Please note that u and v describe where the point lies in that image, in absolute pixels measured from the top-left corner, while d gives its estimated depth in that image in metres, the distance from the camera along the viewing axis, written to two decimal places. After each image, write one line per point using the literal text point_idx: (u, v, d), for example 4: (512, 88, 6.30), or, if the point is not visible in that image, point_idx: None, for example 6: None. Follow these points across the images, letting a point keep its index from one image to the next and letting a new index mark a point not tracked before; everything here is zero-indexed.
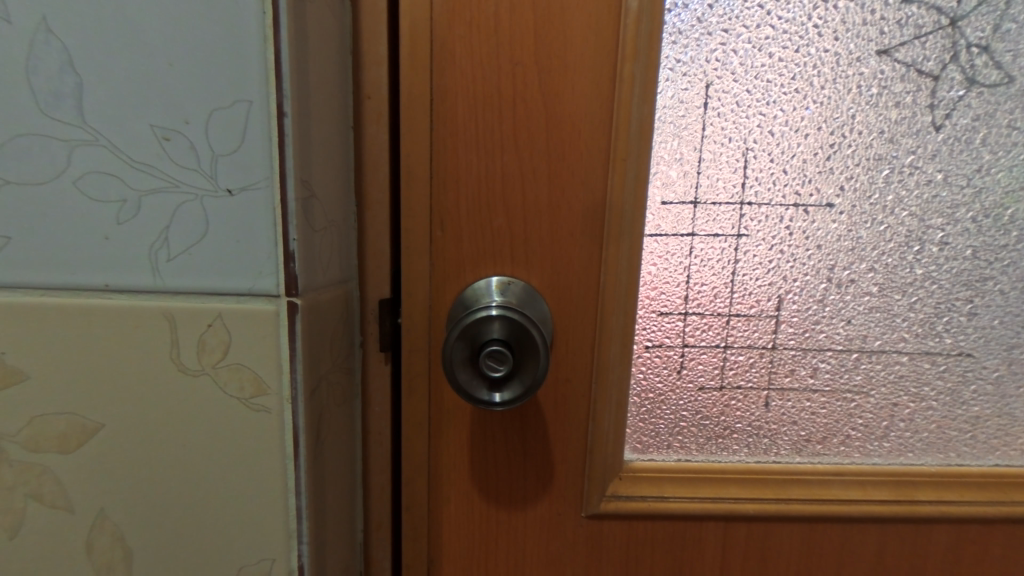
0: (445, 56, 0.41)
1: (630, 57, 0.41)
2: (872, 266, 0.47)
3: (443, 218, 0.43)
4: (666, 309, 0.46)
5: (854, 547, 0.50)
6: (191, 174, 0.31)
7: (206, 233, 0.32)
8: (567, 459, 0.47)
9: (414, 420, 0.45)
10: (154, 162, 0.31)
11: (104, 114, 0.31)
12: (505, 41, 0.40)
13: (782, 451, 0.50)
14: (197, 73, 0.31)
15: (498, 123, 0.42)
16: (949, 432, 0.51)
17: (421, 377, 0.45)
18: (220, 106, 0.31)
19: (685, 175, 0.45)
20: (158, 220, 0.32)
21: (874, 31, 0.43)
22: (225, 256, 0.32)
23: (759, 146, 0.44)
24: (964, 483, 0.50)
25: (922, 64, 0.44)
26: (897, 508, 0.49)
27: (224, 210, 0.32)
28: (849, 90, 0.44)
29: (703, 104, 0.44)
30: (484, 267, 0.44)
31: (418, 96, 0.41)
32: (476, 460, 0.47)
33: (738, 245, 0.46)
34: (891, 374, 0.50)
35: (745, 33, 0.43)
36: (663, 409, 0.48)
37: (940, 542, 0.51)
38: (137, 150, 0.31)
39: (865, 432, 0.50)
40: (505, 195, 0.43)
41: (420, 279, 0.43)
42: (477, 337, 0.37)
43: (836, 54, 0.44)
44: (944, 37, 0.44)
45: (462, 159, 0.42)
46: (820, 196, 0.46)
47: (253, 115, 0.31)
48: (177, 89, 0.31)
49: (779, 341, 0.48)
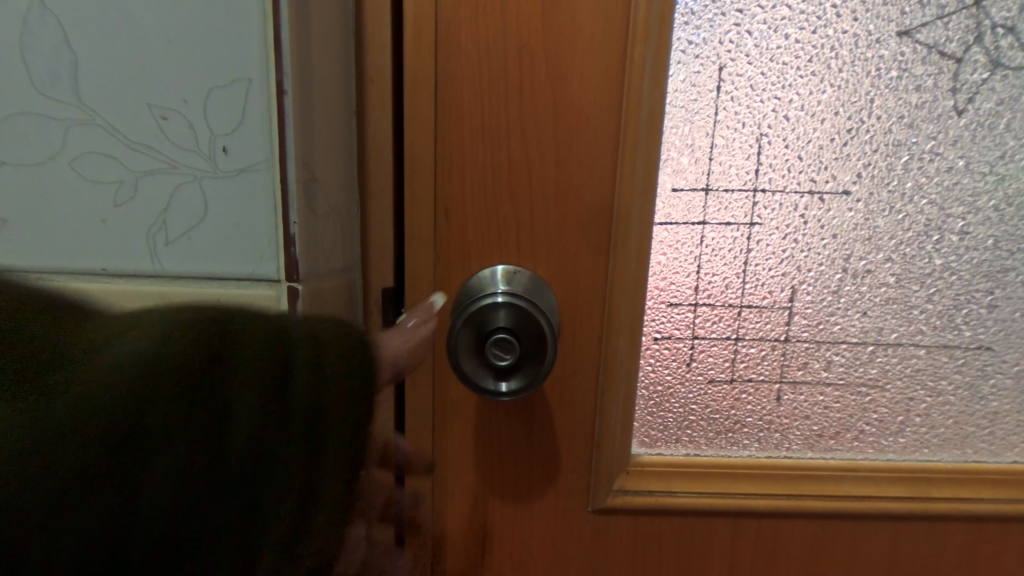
0: (450, 37, 0.39)
1: (640, 38, 0.39)
2: (889, 256, 0.46)
3: (448, 206, 0.42)
4: (676, 300, 0.45)
5: (866, 545, 0.49)
6: (189, 156, 0.31)
7: (206, 216, 0.32)
8: (574, 452, 0.46)
9: (419, 412, 0.45)
10: (152, 143, 0.31)
11: (103, 94, 0.31)
12: (512, 21, 0.39)
13: (793, 446, 0.49)
14: (195, 53, 0.30)
15: (504, 107, 0.40)
16: (966, 428, 0.50)
17: (425, 369, 0.44)
18: (219, 86, 0.31)
19: (696, 162, 0.43)
20: (157, 203, 0.32)
21: (894, 11, 0.42)
22: (225, 240, 0.32)
23: (773, 131, 0.43)
24: (982, 480, 0.49)
25: (945, 45, 0.42)
26: (914, 506, 0.48)
27: (223, 193, 0.32)
28: (868, 73, 0.43)
29: (716, 88, 0.42)
30: (490, 257, 0.43)
31: (422, 80, 0.40)
32: (481, 454, 0.46)
33: (751, 234, 0.45)
34: (908, 368, 0.48)
35: (760, 13, 0.41)
36: (672, 402, 0.47)
37: (956, 541, 0.49)
38: (135, 131, 0.31)
39: (879, 427, 0.49)
40: (511, 181, 0.42)
41: (424, 268, 0.43)
42: (483, 326, 0.36)
43: (855, 35, 0.42)
44: (968, 17, 0.42)
45: (467, 145, 0.41)
46: (836, 183, 0.44)
47: (251, 96, 0.31)
48: (174, 69, 0.31)
49: (791, 333, 0.47)
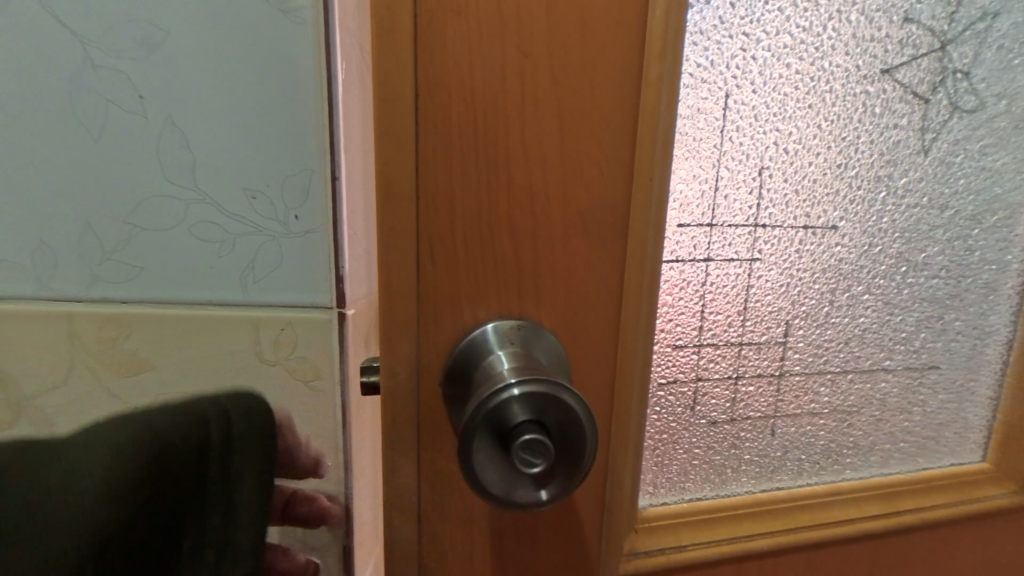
0: (435, 39, 0.32)
1: (655, 58, 0.35)
2: (868, 288, 0.47)
3: (435, 244, 0.35)
4: (681, 341, 0.43)
5: (856, 568, 0.50)
6: (272, 221, 0.55)
7: (282, 254, 0.56)
8: (585, 522, 0.41)
9: (404, 499, 0.37)
10: (245, 214, 0.55)
11: (222, 185, 0.54)
12: (510, 23, 0.33)
13: (786, 476, 0.50)
14: (281, 157, 0.55)
15: (502, 124, 0.34)
16: (924, 442, 0.53)
17: (411, 451, 0.37)
18: (294, 176, 0.55)
19: (703, 195, 0.41)
20: (252, 248, 0.56)
21: (879, 48, 0.41)
22: (295, 265, 0.57)
23: (775, 164, 0.42)
24: (945, 492, 0.52)
25: (917, 86, 0.43)
26: (890, 525, 0.49)
27: (291, 236, 0.56)
28: (857, 108, 0.42)
29: (722, 116, 0.40)
30: (489, 303, 0.37)
31: (402, 92, 0.32)
32: (477, 539, 0.39)
33: (752, 271, 0.43)
34: (879, 392, 0.50)
35: (764, 39, 0.39)
36: (677, 449, 0.46)
37: (927, 552, 0.52)
38: (234, 205, 0.55)
39: (856, 450, 0.51)
40: (510, 213, 0.36)
41: (409, 318, 0.36)
42: (502, 424, 0.28)
43: (846, 69, 0.41)
44: (935, 62, 0.43)
45: (458, 169, 0.34)
46: (826, 218, 0.44)
47: (312, 182, 0.55)
48: (269, 170, 0.55)
49: (786, 367, 0.47)
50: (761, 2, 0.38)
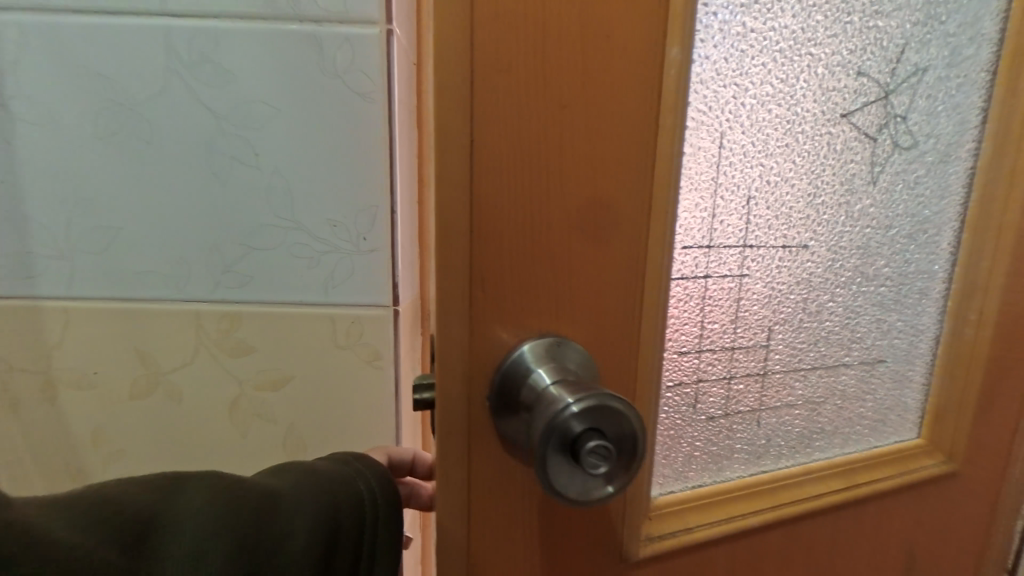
0: (478, 78, 0.33)
1: (671, 107, 0.37)
2: (832, 295, 0.51)
3: (483, 277, 0.36)
4: (685, 348, 0.45)
5: (845, 531, 0.54)
6: (343, 231, 0.56)
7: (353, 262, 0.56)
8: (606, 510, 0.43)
9: (451, 504, 0.39)
10: (319, 222, 0.55)
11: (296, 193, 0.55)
12: (545, 62, 0.34)
13: (771, 459, 0.52)
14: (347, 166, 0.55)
15: (540, 157, 0.35)
16: (880, 430, 0.57)
17: (458, 463, 0.38)
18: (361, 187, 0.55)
19: (702, 222, 0.42)
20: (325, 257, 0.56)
21: (839, 96, 0.45)
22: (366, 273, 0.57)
23: (760, 195, 0.44)
24: (917, 459, 0.57)
25: (867, 127, 0.47)
26: (872, 488, 0.54)
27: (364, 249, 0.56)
28: (823, 147, 0.46)
29: (718, 153, 0.41)
30: (526, 331, 0.38)
31: (447, 133, 0.33)
32: (521, 540, 0.41)
33: (742, 285, 0.46)
34: (840, 384, 0.54)
35: (751, 89, 0.41)
36: (682, 443, 0.47)
37: (905, 511, 0.57)
38: (309, 212, 0.55)
39: (829, 434, 0.55)
40: (550, 241, 0.37)
41: (455, 349, 0.36)
42: (563, 434, 0.31)
43: (815, 114, 0.44)
44: (880, 106, 0.48)
45: (502, 202, 0.35)
46: (799, 238, 0.47)
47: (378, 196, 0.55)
48: (340, 178, 0.55)
49: (770, 367, 0.49)
50: (748, 55, 0.40)
